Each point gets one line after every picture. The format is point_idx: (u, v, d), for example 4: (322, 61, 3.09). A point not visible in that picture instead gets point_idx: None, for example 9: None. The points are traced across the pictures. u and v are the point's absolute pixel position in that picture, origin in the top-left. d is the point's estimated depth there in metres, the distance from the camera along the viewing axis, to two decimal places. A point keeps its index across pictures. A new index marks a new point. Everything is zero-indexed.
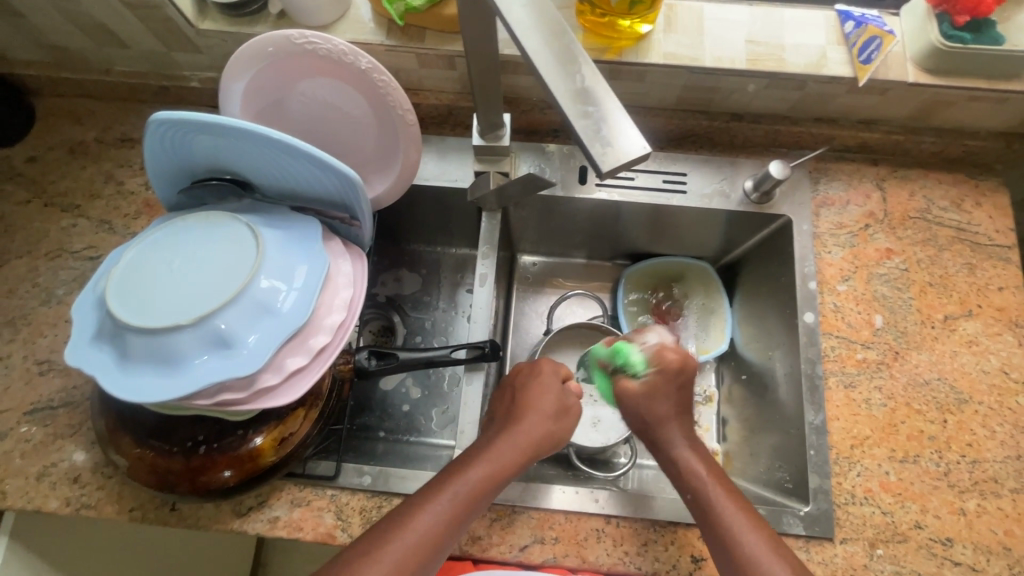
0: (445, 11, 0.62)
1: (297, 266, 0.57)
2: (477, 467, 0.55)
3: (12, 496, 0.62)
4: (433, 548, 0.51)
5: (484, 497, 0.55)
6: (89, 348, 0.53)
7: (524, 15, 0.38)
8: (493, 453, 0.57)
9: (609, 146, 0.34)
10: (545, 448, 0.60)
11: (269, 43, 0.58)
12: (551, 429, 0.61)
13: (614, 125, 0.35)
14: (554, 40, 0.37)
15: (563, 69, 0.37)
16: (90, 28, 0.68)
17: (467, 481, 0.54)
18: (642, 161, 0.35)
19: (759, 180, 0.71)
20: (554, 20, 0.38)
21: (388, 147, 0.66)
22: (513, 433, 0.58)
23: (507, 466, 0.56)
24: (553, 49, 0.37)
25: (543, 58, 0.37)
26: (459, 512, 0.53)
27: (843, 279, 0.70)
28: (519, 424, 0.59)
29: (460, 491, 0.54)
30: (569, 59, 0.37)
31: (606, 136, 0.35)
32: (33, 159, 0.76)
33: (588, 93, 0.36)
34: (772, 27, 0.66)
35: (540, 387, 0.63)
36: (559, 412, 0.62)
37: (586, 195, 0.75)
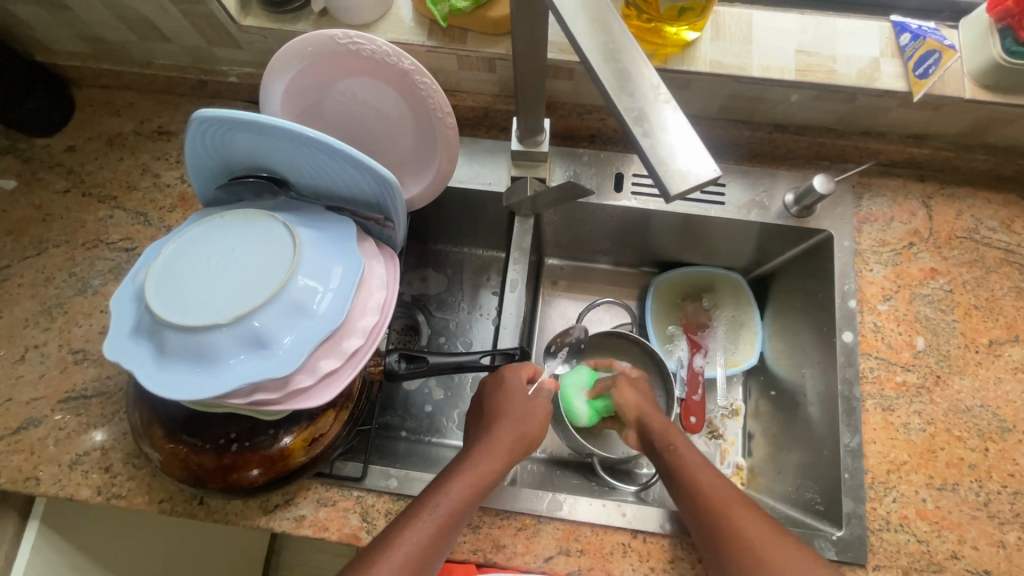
0: (490, 13, 0.61)
1: (331, 266, 0.57)
2: (460, 479, 0.56)
3: (46, 482, 0.63)
4: (426, 561, 0.52)
5: (469, 509, 0.55)
6: (128, 342, 0.53)
7: (586, 29, 0.37)
8: (472, 463, 0.58)
9: (677, 169, 0.33)
10: (519, 452, 0.61)
11: (312, 44, 0.58)
12: (526, 431, 0.62)
13: (679, 143, 0.34)
14: (616, 56, 0.36)
15: (625, 86, 0.36)
16: (133, 22, 0.68)
17: (450, 492, 0.55)
18: (711, 184, 0.34)
19: (800, 194, 0.69)
20: (616, 34, 0.37)
21: (425, 149, 0.65)
22: (494, 442, 0.60)
23: (490, 472, 0.58)
24: (615, 64, 0.36)
25: (607, 76, 0.36)
26: (447, 523, 0.53)
27: (884, 298, 0.68)
28: (490, 434, 0.60)
29: (443, 502, 0.54)
30: (630, 77, 0.36)
31: (674, 157, 0.34)
32: (72, 149, 0.77)
33: (652, 113, 0.35)
34: (824, 37, 0.64)
35: (507, 396, 0.64)
36: (524, 418, 0.62)
37: (620, 203, 0.74)
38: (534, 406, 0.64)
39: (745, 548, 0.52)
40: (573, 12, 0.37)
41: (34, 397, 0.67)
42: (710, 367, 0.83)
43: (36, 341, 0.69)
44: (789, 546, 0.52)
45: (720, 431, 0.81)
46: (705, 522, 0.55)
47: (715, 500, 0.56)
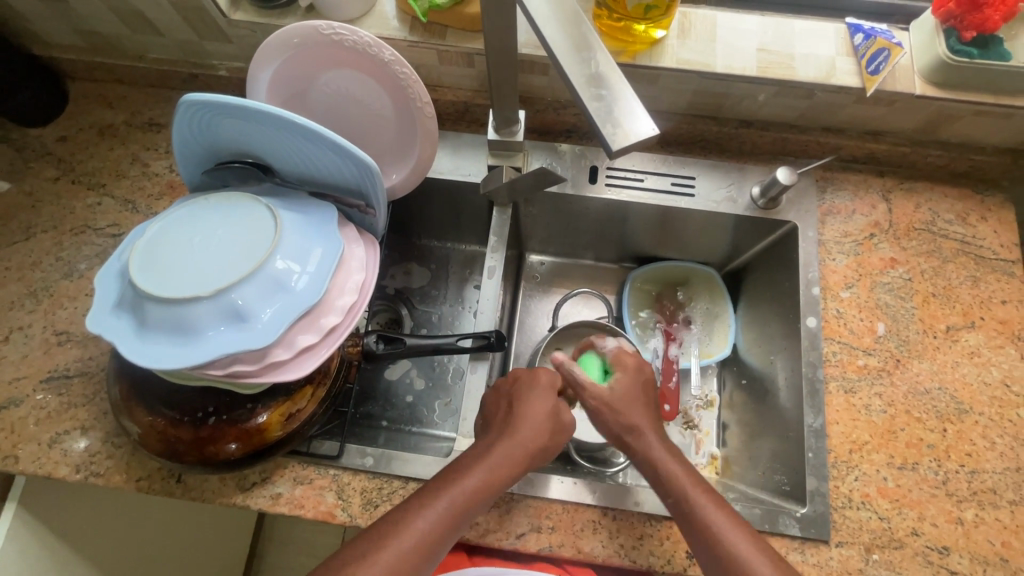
0: (468, 10, 0.64)
1: (312, 248, 0.59)
2: (475, 475, 0.55)
3: (24, 460, 0.64)
4: (432, 549, 0.51)
5: (482, 504, 0.55)
6: (111, 315, 0.55)
7: (543, 5, 0.40)
8: (487, 461, 0.56)
9: (622, 127, 0.37)
10: (534, 459, 0.59)
11: (298, 36, 0.61)
12: (543, 439, 0.60)
13: (625, 105, 0.37)
14: (571, 30, 0.39)
15: (580, 53, 0.39)
16: (127, 16, 0.70)
17: (466, 487, 0.54)
18: (650, 142, 0.37)
19: (766, 186, 0.72)
20: (569, 9, 0.40)
21: (407, 139, 0.68)
22: (512, 443, 0.58)
23: (505, 471, 0.56)
24: (569, 36, 0.39)
25: (562, 46, 0.39)
26: (456, 518, 0.53)
27: (847, 286, 0.71)
28: (510, 432, 0.59)
29: (456, 496, 0.53)
30: (585, 46, 0.39)
31: (621, 116, 0.37)
32: (64, 139, 0.80)
33: (602, 78, 0.38)
34: (783, 36, 0.67)
35: (533, 396, 0.62)
36: (540, 425, 0.60)
37: (596, 195, 0.77)
38: (561, 416, 0.63)
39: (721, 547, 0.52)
40: None
41: (16, 376, 0.68)
42: (685, 358, 0.86)
43: (21, 323, 0.70)
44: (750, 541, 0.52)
45: (696, 422, 0.83)
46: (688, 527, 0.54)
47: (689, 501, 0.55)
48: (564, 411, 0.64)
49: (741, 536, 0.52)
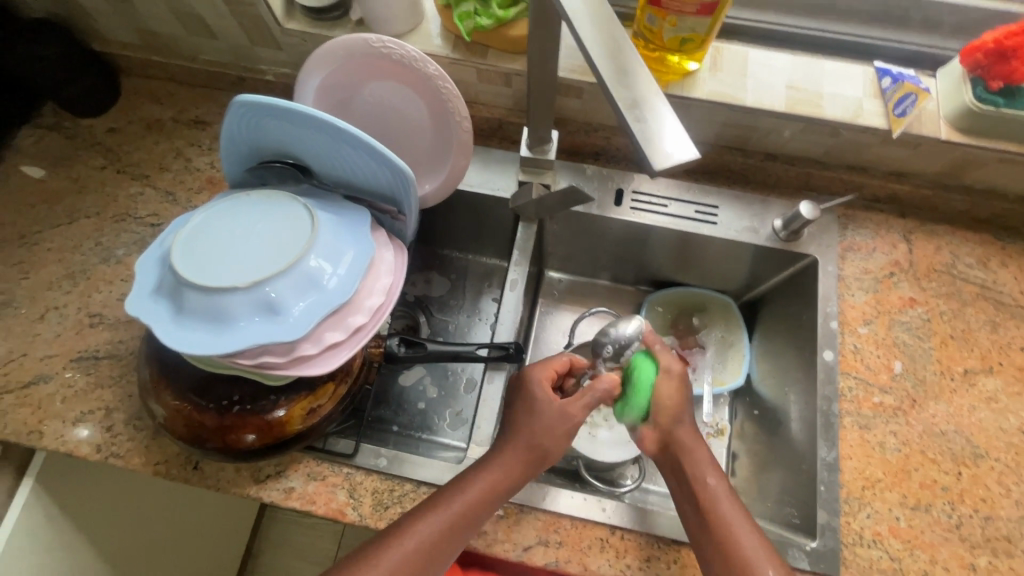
0: (509, 33, 0.65)
1: (344, 250, 0.61)
2: (475, 487, 0.57)
3: (49, 437, 0.66)
4: (431, 558, 0.54)
5: (481, 517, 0.57)
6: (148, 300, 0.57)
7: (591, 32, 0.42)
8: (487, 472, 0.58)
9: (663, 148, 0.39)
10: (534, 467, 0.60)
11: (350, 47, 0.64)
12: (547, 449, 0.60)
13: (666, 128, 0.39)
14: (621, 54, 0.41)
15: (624, 79, 0.40)
16: (186, 18, 0.74)
17: (465, 500, 0.57)
18: (691, 162, 0.39)
19: (788, 219, 0.74)
20: (615, 36, 0.42)
21: (440, 152, 0.70)
22: (513, 451, 0.59)
23: (502, 487, 0.58)
24: (615, 62, 0.41)
25: (608, 72, 0.41)
26: (455, 530, 0.56)
27: (865, 322, 0.72)
28: (512, 441, 0.60)
29: (457, 507, 0.56)
30: (630, 71, 0.41)
31: (662, 137, 0.39)
32: (113, 130, 0.83)
33: (645, 103, 0.40)
34: (813, 75, 0.69)
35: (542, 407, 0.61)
36: (547, 431, 0.60)
37: (620, 216, 0.78)
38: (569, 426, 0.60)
39: (739, 556, 0.55)
40: (580, 20, 0.42)
41: (48, 354, 0.70)
42: (698, 384, 0.85)
43: (57, 303, 0.73)
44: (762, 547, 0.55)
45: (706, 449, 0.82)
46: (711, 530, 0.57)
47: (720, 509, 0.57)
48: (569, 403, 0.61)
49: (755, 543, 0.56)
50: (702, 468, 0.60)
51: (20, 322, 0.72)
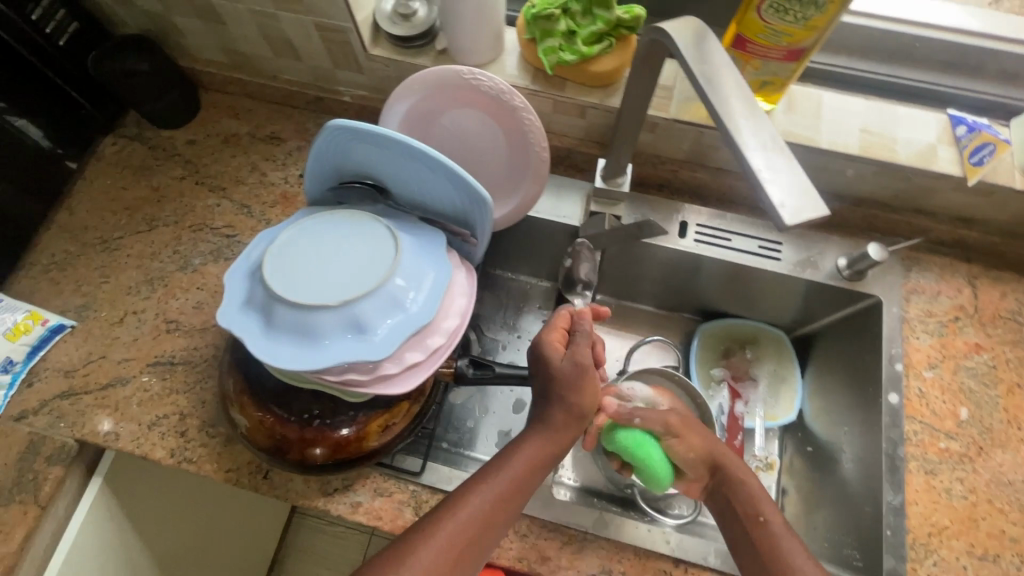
0: (592, 68, 0.67)
1: (426, 270, 0.63)
2: (520, 456, 0.59)
3: (125, 439, 0.68)
4: (485, 527, 0.55)
5: (527, 486, 0.58)
6: (238, 312, 0.59)
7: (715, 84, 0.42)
8: (514, 461, 0.59)
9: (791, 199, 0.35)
10: (570, 430, 0.62)
11: (440, 76, 0.67)
12: (567, 438, 0.62)
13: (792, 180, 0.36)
14: (737, 105, 0.40)
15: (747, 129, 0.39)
16: (274, 41, 0.77)
17: (513, 468, 0.58)
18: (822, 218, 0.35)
19: (853, 259, 0.74)
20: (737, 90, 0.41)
21: (514, 180, 0.72)
22: (536, 438, 0.61)
23: (543, 454, 0.60)
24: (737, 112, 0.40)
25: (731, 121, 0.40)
26: (507, 498, 0.56)
27: (930, 366, 0.72)
28: (533, 429, 0.61)
29: (506, 476, 0.58)
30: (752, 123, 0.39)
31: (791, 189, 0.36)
32: (192, 142, 0.86)
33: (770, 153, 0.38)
34: (887, 120, 0.70)
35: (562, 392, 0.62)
36: (577, 389, 0.62)
37: (683, 248, 0.78)
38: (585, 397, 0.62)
39: None
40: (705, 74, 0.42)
41: (126, 357, 0.72)
42: (750, 417, 0.86)
43: (135, 308, 0.75)
44: (811, 562, 0.57)
45: None
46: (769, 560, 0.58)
47: (778, 539, 0.59)
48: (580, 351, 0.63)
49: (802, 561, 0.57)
50: (755, 499, 0.62)
51: (100, 325, 0.74)
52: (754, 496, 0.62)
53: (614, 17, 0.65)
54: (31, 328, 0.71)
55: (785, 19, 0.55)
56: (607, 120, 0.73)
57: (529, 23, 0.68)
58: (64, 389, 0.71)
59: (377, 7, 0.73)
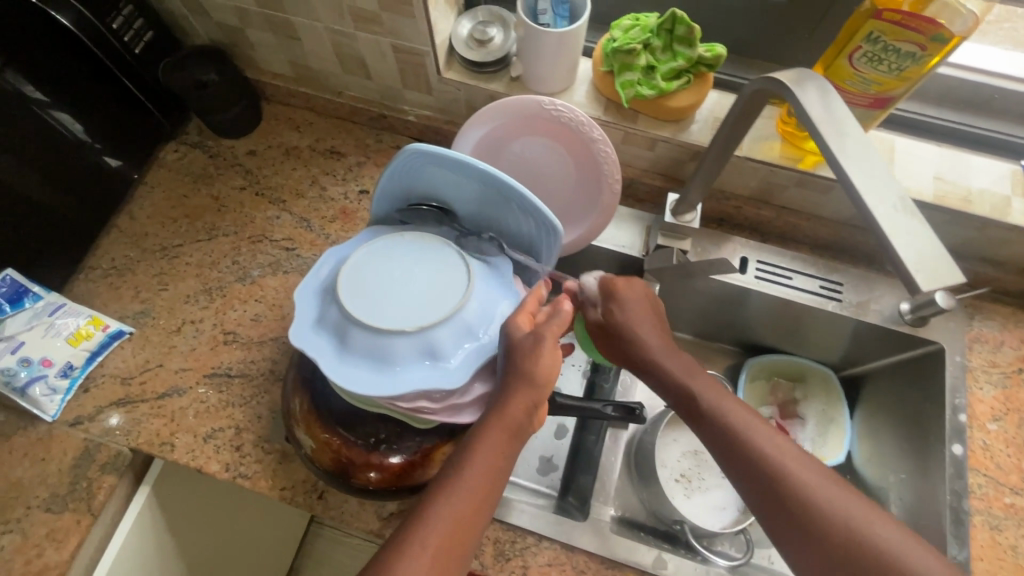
0: (669, 103, 0.67)
1: (497, 298, 0.62)
2: (478, 446, 0.53)
3: (180, 450, 0.68)
4: (460, 528, 0.50)
5: (496, 476, 0.52)
6: (311, 333, 0.59)
7: (835, 141, 0.41)
8: (468, 461, 0.52)
9: (927, 267, 0.36)
10: (529, 412, 0.55)
11: (517, 105, 0.67)
12: (523, 424, 0.54)
13: (924, 247, 0.36)
14: (859, 163, 0.40)
15: (875, 190, 0.39)
16: (346, 59, 0.77)
17: (472, 460, 0.52)
18: (957, 287, 0.35)
19: (918, 304, 0.73)
20: (859, 147, 0.41)
21: (581, 210, 0.72)
22: (491, 432, 0.53)
23: (500, 440, 0.53)
24: (863, 172, 0.40)
25: (857, 180, 0.39)
26: (473, 494, 0.51)
27: (994, 418, 0.71)
28: (485, 424, 0.54)
29: (467, 469, 0.52)
30: (879, 183, 0.39)
31: (925, 257, 0.36)
32: (253, 153, 0.87)
33: (900, 216, 0.38)
34: (961, 169, 0.69)
35: (512, 381, 0.55)
36: (536, 368, 0.55)
37: (745, 285, 0.78)
38: (535, 369, 0.55)
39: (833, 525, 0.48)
40: (826, 130, 0.42)
41: (183, 367, 0.72)
42: None
43: (193, 317, 0.75)
44: (830, 490, 0.50)
45: None
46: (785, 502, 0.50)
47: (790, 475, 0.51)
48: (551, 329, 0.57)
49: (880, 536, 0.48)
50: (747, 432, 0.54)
51: (158, 333, 0.74)
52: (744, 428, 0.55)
53: (696, 55, 0.65)
54: (92, 334, 0.71)
55: (879, 68, 0.55)
56: (677, 154, 0.73)
57: (608, 56, 0.69)
58: (121, 397, 0.70)
59: (454, 31, 0.74)
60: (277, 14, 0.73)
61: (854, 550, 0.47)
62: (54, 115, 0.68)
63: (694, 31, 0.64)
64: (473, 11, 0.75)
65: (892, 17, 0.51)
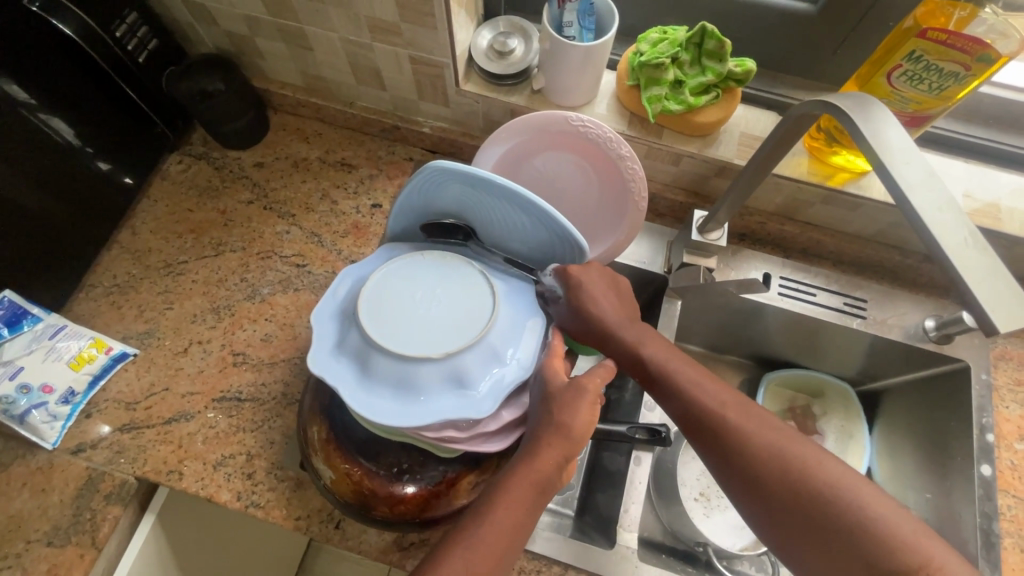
0: (696, 119, 0.66)
1: (523, 321, 0.60)
2: (505, 499, 0.51)
3: (188, 479, 0.65)
4: None
5: (517, 531, 0.50)
6: (331, 358, 0.56)
7: (903, 169, 0.40)
8: (490, 514, 0.50)
9: (1003, 305, 0.35)
10: (560, 468, 0.53)
11: (542, 120, 0.65)
12: (551, 477, 0.53)
13: (998, 283, 0.36)
14: (927, 191, 0.39)
15: (946, 224, 0.38)
16: (362, 70, 0.75)
17: (495, 512, 0.50)
18: None
19: (943, 322, 0.72)
20: (927, 174, 0.40)
21: (606, 227, 0.70)
22: (517, 484, 0.51)
23: (527, 494, 0.51)
24: (934, 203, 0.39)
25: (928, 213, 0.38)
26: (494, 548, 0.49)
27: (1021, 438, 0.70)
28: (513, 474, 0.52)
29: (489, 521, 0.50)
30: (948, 215, 0.38)
31: (1001, 295, 0.36)
32: (260, 165, 0.84)
33: (972, 249, 0.37)
34: (990, 186, 0.69)
35: (546, 431, 0.53)
36: (571, 416, 0.54)
37: (768, 301, 0.77)
38: (572, 424, 0.53)
39: (850, 522, 0.49)
40: (892, 156, 0.40)
41: (190, 390, 0.69)
42: None
43: (201, 337, 0.72)
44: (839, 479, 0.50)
45: None
46: (798, 503, 0.50)
47: (800, 476, 0.51)
48: (591, 377, 0.57)
49: (876, 511, 0.49)
50: (746, 433, 0.53)
51: (164, 354, 0.71)
52: (743, 428, 0.54)
53: (725, 70, 0.64)
54: (95, 357, 0.68)
55: (919, 88, 0.55)
56: (701, 170, 0.71)
57: (635, 69, 0.67)
58: (126, 422, 0.67)
59: (473, 41, 0.72)
60: (290, 24, 0.70)
61: (875, 543, 0.47)
62: (47, 122, 0.64)
63: (725, 45, 0.63)
64: (493, 21, 0.73)
65: (937, 37, 0.50)
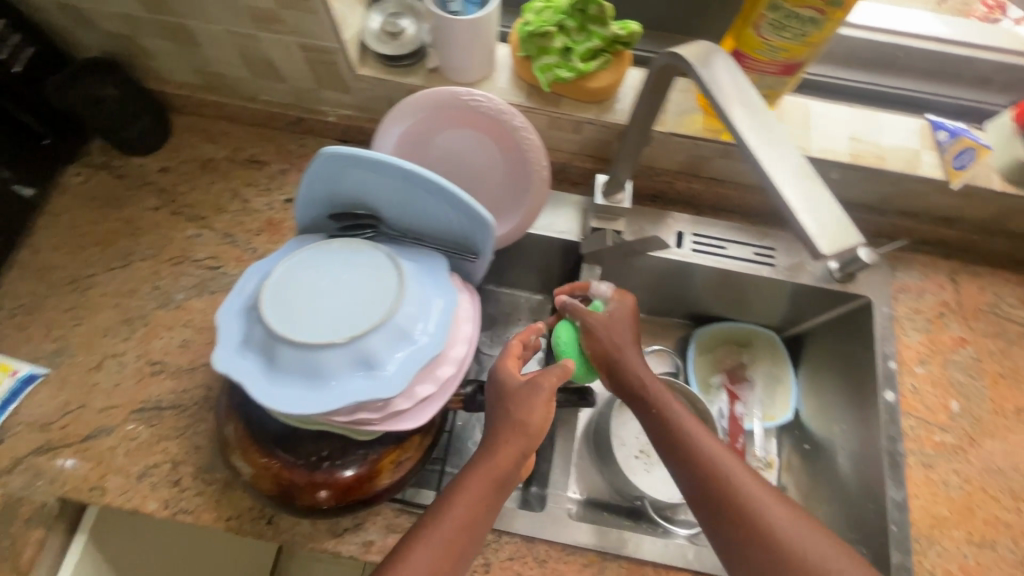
0: (588, 85, 0.67)
1: (432, 299, 0.60)
2: (463, 498, 0.52)
3: (112, 493, 0.64)
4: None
5: (475, 528, 0.52)
6: (236, 354, 0.56)
7: (740, 116, 0.43)
8: (450, 511, 0.52)
9: (828, 230, 0.38)
10: (519, 464, 0.55)
11: (436, 97, 0.66)
12: (510, 473, 0.54)
13: (824, 212, 0.39)
14: (758, 135, 0.42)
15: (776, 163, 0.41)
16: (254, 62, 0.73)
17: (454, 511, 0.52)
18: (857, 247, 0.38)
19: (845, 261, 0.76)
20: (762, 120, 0.43)
21: (513, 200, 0.70)
22: (473, 481, 0.53)
23: (485, 491, 0.53)
24: (765, 145, 0.42)
25: (761, 154, 0.41)
26: (454, 545, 0.51)
27: (920, 362, 0.75)
28: (471, 472, 0.53)
29: (447, 519, 0.51)
30: (778, 156, 0.41)
31: (826, 221, 0.38)
32: (166, 169, 0.82)
33: (800, 184, 0.40)
34: (872, 128, 0.72)
35: (505, 429, 0.55)
36: (529, 412, 0.55)
37: (682, 258, 0.79)
38: (529, 419, 0.55)
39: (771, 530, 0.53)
40: (731, 106, 0.43)
41: (107, 405, 0.68)
42: (748, 419, 0.84)
43: (114, 350, 0.71)
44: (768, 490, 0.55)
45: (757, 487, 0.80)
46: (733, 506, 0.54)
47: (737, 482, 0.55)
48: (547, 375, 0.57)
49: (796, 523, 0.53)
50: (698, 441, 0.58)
51: (77, 371, 0.69)
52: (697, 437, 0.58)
53: (610, 34, 0.65)
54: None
55: (785, 35, 0.56)
56: (603, 135, 0.72)
57: (524, 40, 0.67)
58: (41, 444, 0.66)
59: (364, 26, 0.72)
60: (170, 19, 0.68)
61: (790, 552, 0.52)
62: None
63: (606, 9, 0.65)
64: (383, 3, 0.73)
65: None
